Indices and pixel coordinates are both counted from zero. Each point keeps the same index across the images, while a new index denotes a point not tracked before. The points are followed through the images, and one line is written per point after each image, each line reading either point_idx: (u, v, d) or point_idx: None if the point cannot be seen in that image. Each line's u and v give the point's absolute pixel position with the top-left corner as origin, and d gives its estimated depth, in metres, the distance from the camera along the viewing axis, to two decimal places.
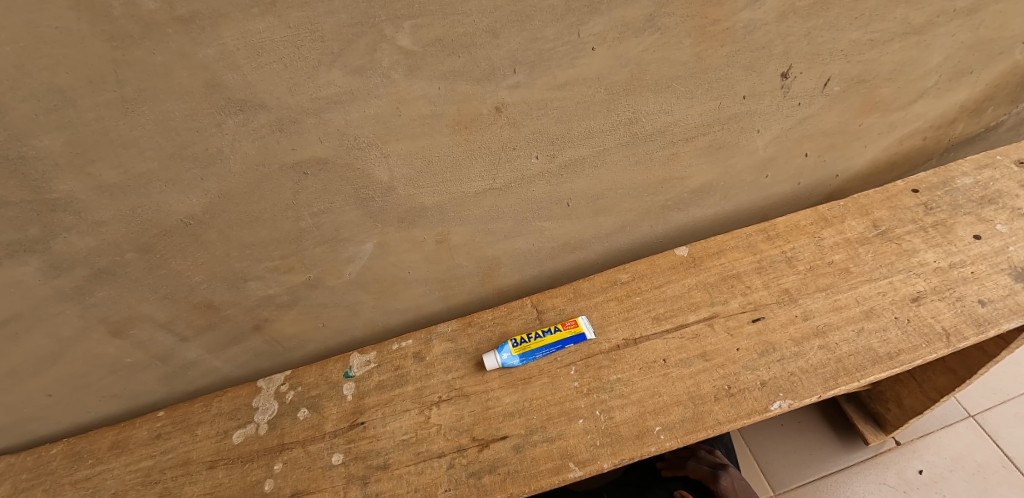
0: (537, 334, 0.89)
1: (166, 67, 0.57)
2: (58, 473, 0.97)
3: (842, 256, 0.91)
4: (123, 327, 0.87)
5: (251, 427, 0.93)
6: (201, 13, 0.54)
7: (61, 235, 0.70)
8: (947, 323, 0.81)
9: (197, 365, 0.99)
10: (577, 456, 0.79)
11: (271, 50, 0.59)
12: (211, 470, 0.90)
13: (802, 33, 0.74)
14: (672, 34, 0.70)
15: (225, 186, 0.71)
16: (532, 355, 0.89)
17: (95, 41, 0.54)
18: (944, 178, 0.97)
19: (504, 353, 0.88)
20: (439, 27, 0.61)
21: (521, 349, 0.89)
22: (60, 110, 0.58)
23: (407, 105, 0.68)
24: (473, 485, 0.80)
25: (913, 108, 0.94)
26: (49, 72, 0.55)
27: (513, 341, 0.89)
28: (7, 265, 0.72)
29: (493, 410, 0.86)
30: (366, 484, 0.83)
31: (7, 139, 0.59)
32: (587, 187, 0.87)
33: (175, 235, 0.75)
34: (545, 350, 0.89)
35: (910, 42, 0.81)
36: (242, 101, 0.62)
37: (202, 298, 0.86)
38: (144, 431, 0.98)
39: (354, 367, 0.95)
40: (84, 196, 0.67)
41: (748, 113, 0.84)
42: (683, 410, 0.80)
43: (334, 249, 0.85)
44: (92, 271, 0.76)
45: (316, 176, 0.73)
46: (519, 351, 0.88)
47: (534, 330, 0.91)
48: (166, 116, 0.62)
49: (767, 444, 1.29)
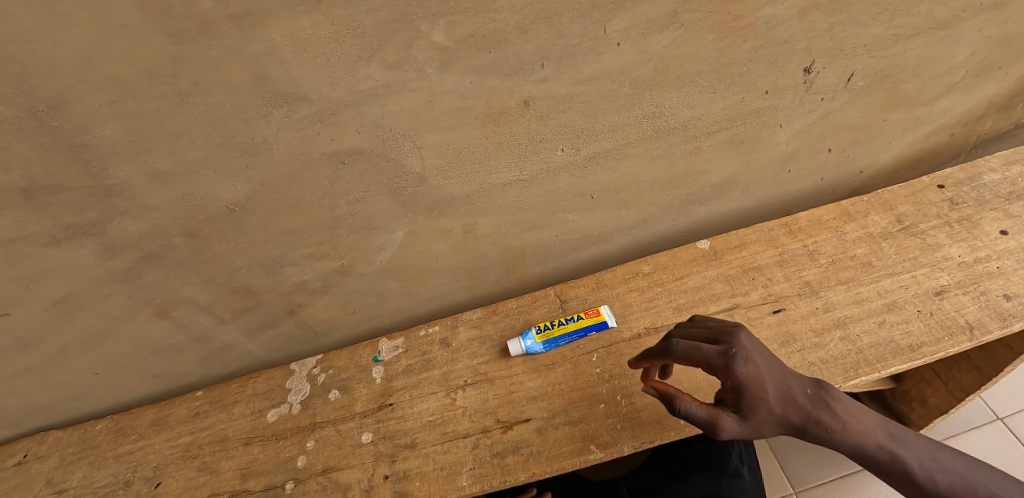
0: (561, 322, 0.93)
1: (219, 61, 0.62)
2: (103, 447, 1.03)
3: (865, 250, 0.91)
4: (167, 309, 0.92)
5: (284, 406, 0.98)
6: (253, 11, 0.58)
7: (115, 220, 0.76)
8: (971, 316, 0.81)
9: (234, 348, 1.04)
10: (598, 438, 0.81)
11: (315, 45, 0.62)
12: (247, 446, 0.95)
13: (824, 28, 0.76)
14: (696, 30, 0.72)
15: (267, 174, 0.75)
16: (556, 341, 0.91)
17: (155, 37, 0.58)
18: (971, 173, 0.97)
19: (529, 338, 0.92)
20: (471, 23, 0.64)
21: (544, 336, 0.92)
22: (121, 102, 0.63)
23: (440, 98, 0.71)
24: (496, 465, 0.82)
25: (939, 104, 0.94)
26: (114, 66, 0.60)
27: (537, 327, 0.93)
28: (65, 248, 0.77)
29: (517, 394, 0.88)
30: (393, 462, 0.86)
31: (73, 128, 0.64)
32: (610, 179, 0.90)
33: (219, 221, 0.80)
34: (567, 338, 0.91)
35: (934, 37, 0.82)
36: (286, 93, 0.66)
37: (241, 282, 0.91)
38: (183, 410, 1.03)
39: (382, 351, 1.00)
40: (138, 183, 0.72)
41: (770, 107, 0.85)
42: (703, 397, 0.81)
43: (367, 237, 0.89)
44: (142, 254, 0.82)
45: (353, 165, 0.77)
46: (542, 338, 0.91)
47: (559, 318, 0.94)
48: (216, 107, 0.66)
49: (787, 442, 1.29)
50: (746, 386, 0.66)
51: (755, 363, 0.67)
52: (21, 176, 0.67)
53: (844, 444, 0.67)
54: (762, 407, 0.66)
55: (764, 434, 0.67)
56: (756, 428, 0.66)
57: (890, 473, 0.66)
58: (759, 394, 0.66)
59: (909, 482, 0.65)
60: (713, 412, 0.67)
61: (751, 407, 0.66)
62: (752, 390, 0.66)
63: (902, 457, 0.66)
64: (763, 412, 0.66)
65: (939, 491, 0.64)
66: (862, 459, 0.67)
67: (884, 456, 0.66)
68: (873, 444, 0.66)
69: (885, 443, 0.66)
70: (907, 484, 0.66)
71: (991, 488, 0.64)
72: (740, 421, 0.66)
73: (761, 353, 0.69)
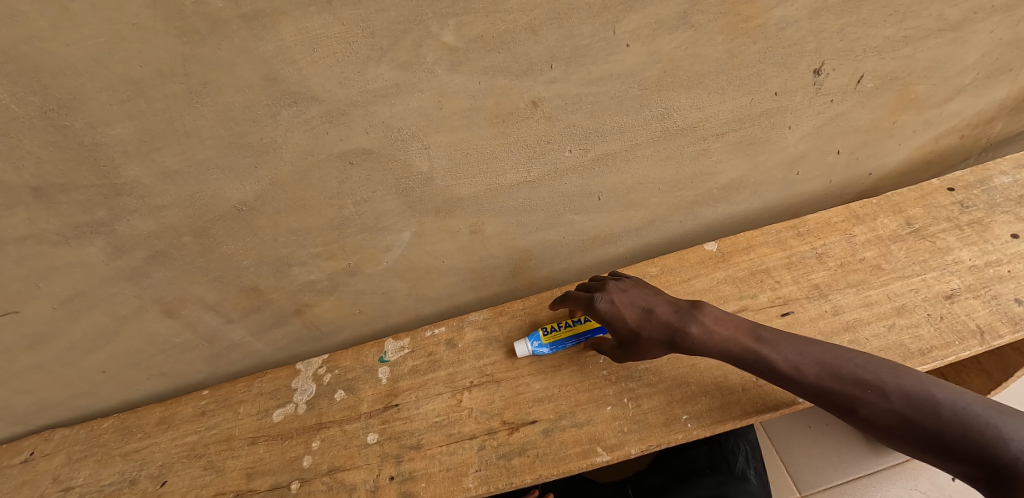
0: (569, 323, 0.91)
1: (229, 61, 0.62)
2: (110, 445, 1.03)
3: (874, 252, 0.91)
4: (174, 308, 0.92)
5: (290, 406, 0.98)
6: (264, 11, 0.58)
7: (124, 218, 0.76)
8: (982, 320, 0.81)
9: (240, 347, 1.04)
10: (605, 441, 0.81)
11: (325, 45, 0.63)
12: (253, 446, 0.95)
13: (834, 29, 0.75)
14: (705, 31, 0.71)
15: (276, 174, 0.75)
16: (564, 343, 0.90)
17: (167, 37, 0.59)
18: (981, 176, 0.96)
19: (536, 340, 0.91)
20: (481, 24, 0.64)
21: (551, 338, 0.90)
22: (132, 101, 0.63)
23: (449, 98, 0.71)
24: (503, 466, 0.82)
25: (949, 106, 0.93)
26: (125, 65, 0.60)
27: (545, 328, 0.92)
28: (74, 246, 0.78)
29: (523, 395, 0.88)
30: (399, 463, 0.86)
31: (83, 127, 0.64)
32: (618, 181, 0.89)
33: (228, 220, 0.80)
34: (574, 339, 0.90)
35: (946, 38, 0.81)
36: (296, 93, 0.67)
37: (249, 282, 0.91)
38: (189, 409, 1.04)
39: (388, 351, 1.00)
40: (147, 182, 0.72)
41: (779, 109, 0.85)
42: (711, 400, 0.81)
43: (374, 237, 0.89)
44: (150, 253, 0.82)
45: (361, 165, 0.77)
46: (549, 340, 0.90)
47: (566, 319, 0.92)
48: (226, 107, 0.66)
49: (793, 445, 1.28)
50: (612, 322, 0.80)
51: (614, 305, 0.80)
52: (32, 174, 0.67)
53: (714, 350, 0.76)
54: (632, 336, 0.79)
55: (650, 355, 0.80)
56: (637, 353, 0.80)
57: (766, 376, 0.74)
58: (624, 325, 0.79)
59: (782, 380, 0.72)
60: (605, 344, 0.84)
61: (623, 339, 0.80)
62: (618, 326, 0.80)
63: (769, 360, 0.73)
64: (626, 329, 0.79)
65: (804, 381, 0.70)
66: (736, 361, 0.75)
67: (755, 362, 0.74)
68: (740, 350, 0.75)
69: (752, 349, 0.74)
70: (782, 383, 0.73)
71: (856, 372, 0.69)
72: (623, 349, 0.81)
73: (632, 295, 0.82)
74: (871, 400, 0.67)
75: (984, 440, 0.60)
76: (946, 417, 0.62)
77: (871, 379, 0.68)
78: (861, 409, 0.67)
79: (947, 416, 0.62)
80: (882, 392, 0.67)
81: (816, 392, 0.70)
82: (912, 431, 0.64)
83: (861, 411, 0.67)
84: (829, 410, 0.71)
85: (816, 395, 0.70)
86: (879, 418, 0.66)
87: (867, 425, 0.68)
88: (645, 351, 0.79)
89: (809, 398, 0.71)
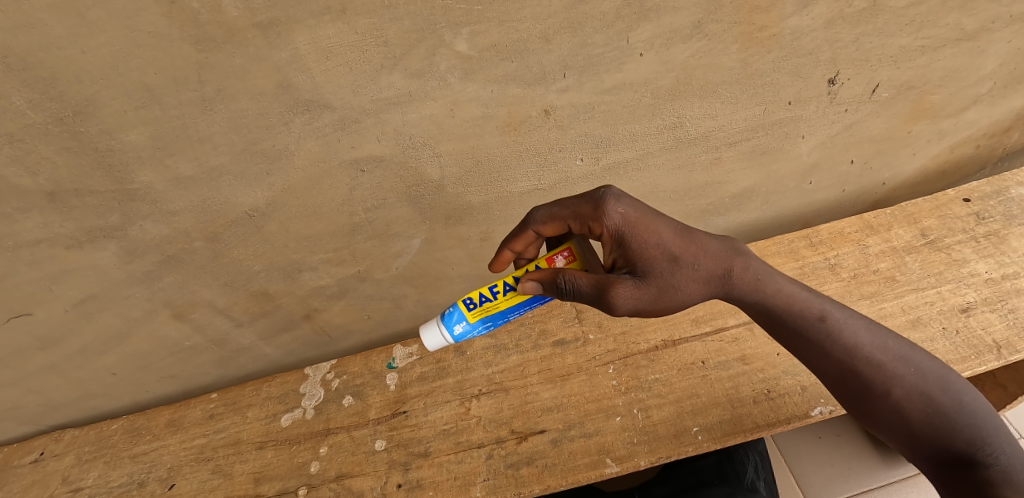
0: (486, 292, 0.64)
1: (243, 69, 0.62)
2: (119, 446, 1.04)
3: (889, 264, 0.90)
4: (185, 312, 0.93)
5: (298, 411, 0.98)
6: (278, 20, 0.59)
7: (137, 223, 0.76)
8: (998, 335, 0.79)
9: (249, 351, 1.05)
10: (614, 452, 0.80)
11: (339, 54, 0.63)
12: (261, 450, 0.95)
13: (850, 38, 0.74)
14: (719, 40, 0.71)
15: (288, 180, 0.76)
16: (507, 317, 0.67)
17: (182, 45, 0.59)
18: (998, 187, 0.96)
19: (458, 327, 0.65)
20: (494, 33, 0.64)
21: (478, 314, 0.65)
22: (146, 108, 0.63)
23: (461, 106, 0.71)
24: (511, 476, 0.82)
25: (965, 116, 0.92)
26: (140, 72, 0.60)
27: (464, 305, 0.65)
28: (87, 250, 0.78)
29: (532, 404, 0.88)
30: (407, 470, 0.86)
31: (98, 133, 0.65)
32: (629, 189, 0.89)
33: (239, 226, 0.80)
34: (514, 310, 0.65)
35: (963, 48, 0.80)
36: (309, 101, 0.67)
37: (259, 286, 0.91)
38: (197, 411, 1.04)
39: (397, 358, 1.00)
40: (160, 188, 0.72)
41: (793, 118, 0.84)
42: (722, 412, 0.80)
43: (384, 244, 0.89)
44: (162, 258, 0.82)
45: (372, 173, 0.77)
46: (476, 317, 0.65)
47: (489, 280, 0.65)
48: (239, 114, 0.66)
49: (803, 456, 1.27)
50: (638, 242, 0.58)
51: (644, 213, 0.59)
52: (46, 179, 0.68)
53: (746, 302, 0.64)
54: (665, 265, 0.58)
55: (672, 298, 0.59)
56: (658, 293, 0.58)
57: (816, 335, 0.63)
58: (648, 242, 0.58)
59: (832, 341, 0.62)
60: (605, 278, 0.57)
61: (649, 269, 0.58)
62: (647, 248, 0.58)
63: (830, 318, 0.63)
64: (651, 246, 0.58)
65: (849, 346, 0.62)
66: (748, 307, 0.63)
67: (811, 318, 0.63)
68: (797, 305, 0.63)
69: (810, 303, 0.63)
70: (832, 345, 0.62)
71: (906, 350, 0.62)
72: (642, 285, 0.58)
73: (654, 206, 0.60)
74: (909, 380, 0.60)
75: (988, 437, 0.57)
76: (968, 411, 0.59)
77: (909, 358, 0.62)
78: (894, 388, 0.60)
79: (968, 408, 0.59)
80: (917, 373, 0.61)
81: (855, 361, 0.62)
82: (930, 419, 0.59)
83: (895, 390, 0.60)
84: (854, 384, 0.62)
85: (861, 365, 0.61)
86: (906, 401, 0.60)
87: (887, 406, 0.61)
88: (670, 289, 0.59)
89: (849, 366, 0.62)
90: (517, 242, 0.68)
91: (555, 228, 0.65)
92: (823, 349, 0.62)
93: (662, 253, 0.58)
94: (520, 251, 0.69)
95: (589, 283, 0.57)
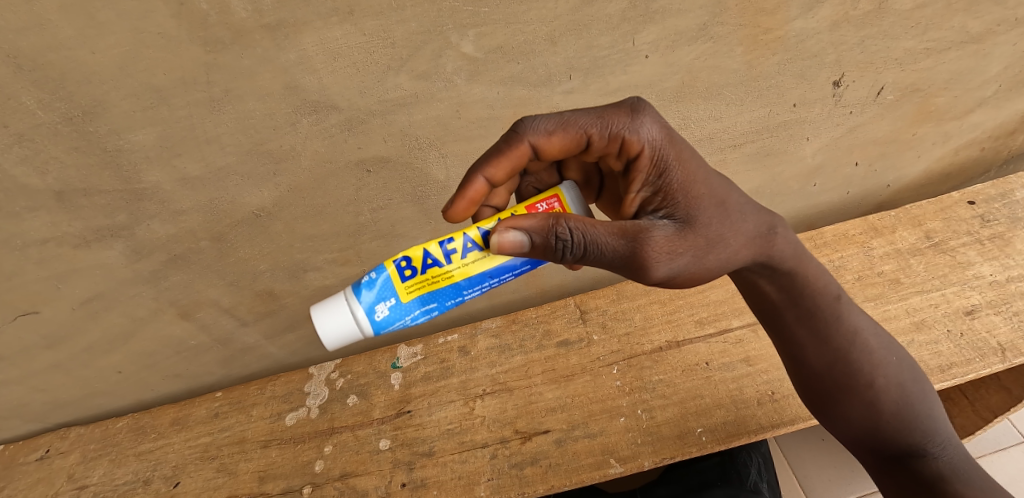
0: (431, 267, 0.54)
1: (251, 70, 0.62)
2: (124, 444, 1.04)
3: (893, 266, 0.90)
4: (190, 311, 0.93)
5: (302, 410, 0.98)
6: (286, 21, 0.59)
7: (144, 222, 0.77)
8: (1003, 338, 0.79)
9: (254, 350, 1.06)
10: (618, 452, 0.80)
11: (346, 55, 0.63)
12: (265, 449, 0.95)
13: (855, 41, 0.75)
14: (725, 43, 0.71)
15: (294, 180, 0.76)
16: (444, 305, 0.56)
17: (190, 46, 0.59)
18: (1003, 190, 0.96)
19: (382, 308, 0.53)
20: (500, 35, 0.65)
21: (415, 289, 0.54)
22: (154, 108, 0.64)
23: (466, 108, 0.71)
24: (515, 476, 0.82)
25: (970, 118, 0.92)
26: (149, 73, 0.60)
27: (399, 276, 0.53)
28: (95, 249, 0.79)
29: (536, 405, 0.88)
30: (411, 469, 0.86)
31: (107, 133, 0.65)
32: None
33: (245, 225, 0.81)
34: (465, 283, 0.55)
35: (968, 50, 0.80)
36: (316, 102, 0.67)
37: (264, 286, 0.92)
38: (202, 410, 1.04)
39: (401, 357, 1.00)
40: (168, 188, 0.73)
41: (798, 120, 0.84)
42: (725, 413, 0.80)
43: (389, 244, 0.90)
44: (168, 257, 0.83)
45: (378, 173, 0.78)
46: (412, 293, 0.54)
47: (438, 251, 0.54)
48: (247, 115, 0.67)
49: (806, 458, 1.26)
50: (680, 177, 0.54)
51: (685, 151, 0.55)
52: (55, 178, 0.68)
53: (777, 269, 0.62)
54: (711, 210, 0.54)
55: (716, 251, 0.55)
56: (697, 245, 0.54)
57: (828, 315, 0.65)
58: (693, 185, 0.54)
59: (838, 323, 0.65)
60: (645, 224, 0.52)
61: (691, 214, 0.53)
62: (691, 185, 0.54)
63: (843, 301, 0.66)
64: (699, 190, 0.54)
65: (848, 332, 0.65)
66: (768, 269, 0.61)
67: (829, 298, 0.65)
68: (821, 284, 0.65)
69: (830, 284, 0.65)
70: (839, 327, 0.65)
71: (889, 343, 0.66)
72: (678, 233, 0.53)
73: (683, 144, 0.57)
74: (891, 372, 0.64)
75: (943, 440, 0.62)
76: (931, 408, 0.64)
77: (893, 352, 0.66)
78: (879, 378, 0.64)
79: (931, 404, 0.64)
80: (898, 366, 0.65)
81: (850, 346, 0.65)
82: (899, 415, 0.63)
83: (880, 379, 0.64)
84: (843, 371, 0.65)
85: (856, 352, 0.64)
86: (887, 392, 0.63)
87: (865, 399, 0.64)
88: (711, 241, 0.54)
89: (845, 352, 0.65)
90: (500, 161, 0.59)
91: (562, 143, 0.57)
92: (828, 329, 0.65)
93: (706, 195, 0.54)
94: (496, 179, 0.61)
95: (610, 233, 0.50)
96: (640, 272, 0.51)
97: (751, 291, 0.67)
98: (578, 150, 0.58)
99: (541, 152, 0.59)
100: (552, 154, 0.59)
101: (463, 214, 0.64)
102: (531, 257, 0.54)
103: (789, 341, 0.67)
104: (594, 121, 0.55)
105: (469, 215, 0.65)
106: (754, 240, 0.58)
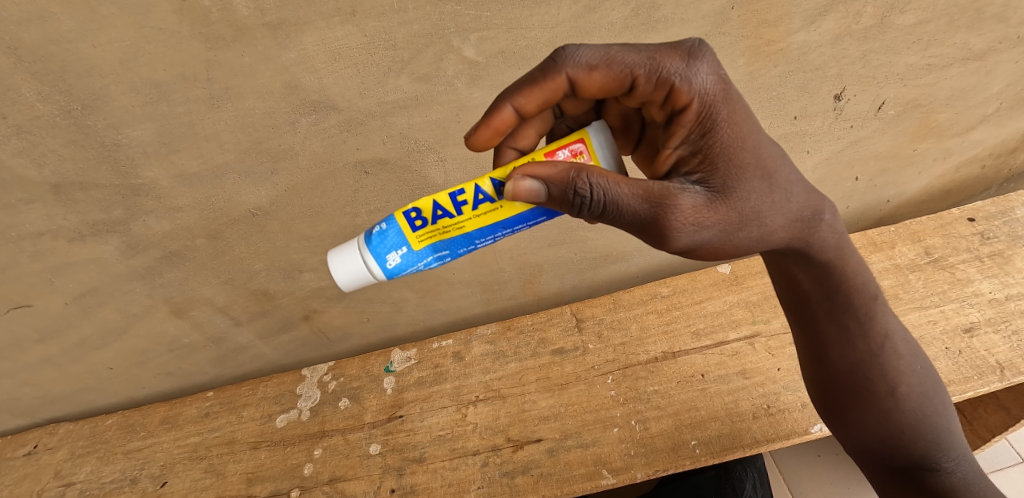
0: (441, 219, 0.51)
1: (252, 68, 0.62)
2: (112, 442, 1.03)
3: (892, 281, 0.89)
4: (184, 308, 0.93)
5: (293, 412, 0.97)
6: (288, 20, 0.59)
7: (141, 218, 0.76)
8: (1002, 356, 0.79)
9: (247, 350, 1.05)
10: (611, 463, 0.79)
11: (347, 56, 0.63)
12: (254, 450, 0.94)
13: (857, 55, 0.74)
14: (727, 53, 0.71)
15: (292, 180, 0.76)
16: (457, 253, 0.54)
17: (192, 42, 0.59)
18: (1003, 207, 0.96)
19: (393, 258, 0.52)
20: (502, 39, 0.65)
21: (427, 240, 0.52)
22: (154, 103, 0.64)
23: (467, 111, 0.71)
24: (505, 485, 0.81)
25: (971, 135, 0.92)
26: (150, 68, 0.60)
27: (409, 227, 0.52)
28: (90, 243, 0.78)
29: (530, 413, 0.87)
30: (401, 475, 0.85)
31: (105, 127, 0.65)
32: None
33: (242, 224, 0.80)
34: (480, 235, 0.53)
35: (970, 67, 0.80)
36: (316, 102, 0.67)
37: (259, 285, 0.91)
38: (192, 409, 1.03)
39: (394, 361, 0.99)
40: (165, 183, 0.73)
41: (798, 133, 0.84)
42: (721, 426, 0.79)
43: None
44: (163, 253, 0.82)
45: (376, 175, 0.77)
46: (424, 243, 0.52)
47: (448, 202, 0.51)
48: (247, 113, 0.66)
49: (802, 474, 1.25)
50: (726, 139, 0.48)
51: (740, 111, 0.48)
52: (52, 171, 0.68)
53: (814, 259, 0.57)
54: (753, 183, 0.48)
55: (750, 229, 0.49)
56: (728, 219, 0.48)
57: (861, 314, 0.62)
58: (738, 152, 0.48)
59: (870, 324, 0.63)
60: (676, 189, 0.47)
61: (729, 185, 0.48)
62: (735, 151, 0.48)
63: (879, 302, 0.63)
64: (744, 158, 0.48)
65: (876, 336, 0.63)
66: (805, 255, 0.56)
67: (865, 297, 0.62)
68: (859, 280, 0.61)
69: (870, 282, 0.62)
70: (869, 330, 0.63)
71: (917, 350, 0.65)
72: (709, 203, 0.47)
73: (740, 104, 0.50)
74: (913, 381, 0.64)
75: (958, 455, 0.63)
76: (950, 421, 0.64)
77: (920, 361, 0.65)
78: (900, 387, 0.63)
79: (950, 417, 0.64)
80: (921, 375, 0.64)
81: (875, 351, 0.63)
82: (915, 426, 0.63)
83: (901, 388, 0.63)
84: (866, 374, 0.64)
85: (882, 356, 0.63)
86: (908, 402, 0.63)
87: (883, 406, 0.63)
88: (745, 217, 0.49)
89: (870, 355, 0.63)
90: (532, 91, 0.55)
91: (603, 82, 0.52)
92: (858, 331, 0.63)
93: (751, 164, 0.48)
94: (525, 109, 0.57)
95: (634, 194, 0.46)
96: (658, 240, 0.47)
97: (783, 276, 0.63)
98: (619, 91, 0.52)
99: (577, 88, 0.54)
100: (590, 93, 0.53)
101: (485, 144, 0.60)
102: (546, 208, 0.51)
103: (815, 337, 0.66)
104: (643, 61, 0.49)
105: (491, 146, 0.61)
106: (797, 223, 0.52)
